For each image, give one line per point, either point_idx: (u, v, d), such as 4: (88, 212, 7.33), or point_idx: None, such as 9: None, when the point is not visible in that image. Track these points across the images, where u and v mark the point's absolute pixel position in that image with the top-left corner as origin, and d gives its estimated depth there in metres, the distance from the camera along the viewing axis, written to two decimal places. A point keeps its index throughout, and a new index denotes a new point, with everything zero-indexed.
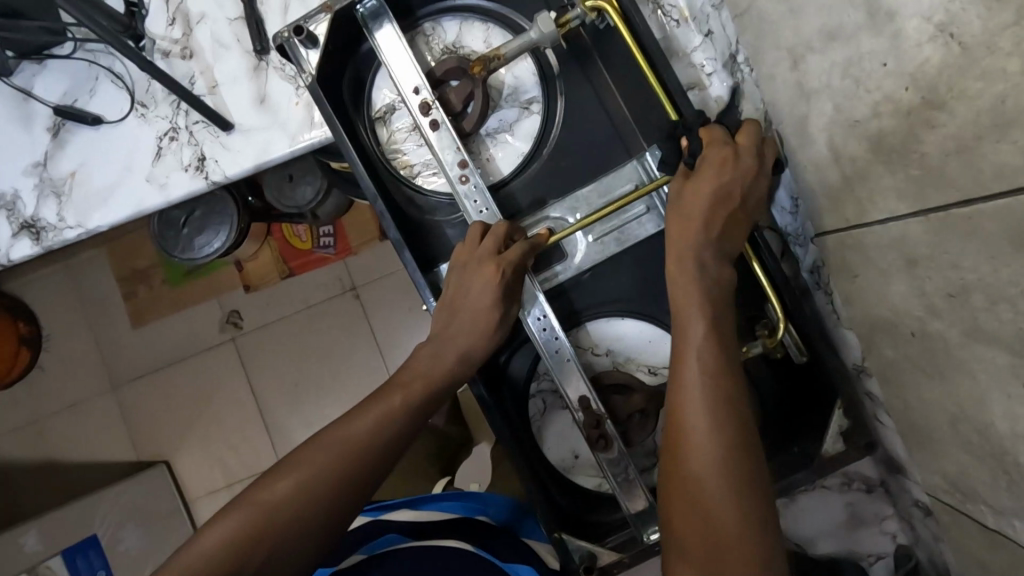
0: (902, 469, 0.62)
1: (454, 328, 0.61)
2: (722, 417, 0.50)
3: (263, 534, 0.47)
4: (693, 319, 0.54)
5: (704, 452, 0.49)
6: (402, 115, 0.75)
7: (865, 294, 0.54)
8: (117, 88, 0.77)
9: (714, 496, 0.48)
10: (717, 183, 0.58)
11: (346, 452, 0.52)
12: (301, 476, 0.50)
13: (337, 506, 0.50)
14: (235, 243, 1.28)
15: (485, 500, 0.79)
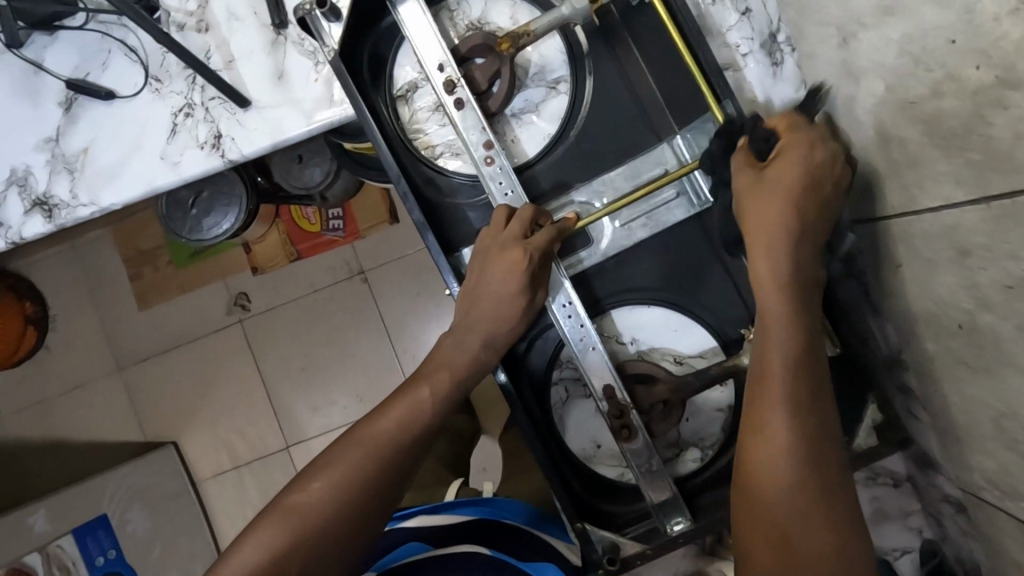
0: (935, 465, 0.61)
1: (477, 314, 0.59)
2: (808, 422, 0.49)
3: (301, 540, 0.46)
4: (781, 318, 0.52)
5: (788, 453, 0.48)
6: (425, 94, 0.72)
7: (909, 285, 0.53)
8: (130, 62, 0.74)
9: (787, 497, 0.47)
10: (800, 168, 0.52)
11: (377, 448, 0.51)
12: (335, 478, 0.49)
13: (373, 503, 0.49)
14: (243, 225, 1.27)
15: (503, 505, 0.81)
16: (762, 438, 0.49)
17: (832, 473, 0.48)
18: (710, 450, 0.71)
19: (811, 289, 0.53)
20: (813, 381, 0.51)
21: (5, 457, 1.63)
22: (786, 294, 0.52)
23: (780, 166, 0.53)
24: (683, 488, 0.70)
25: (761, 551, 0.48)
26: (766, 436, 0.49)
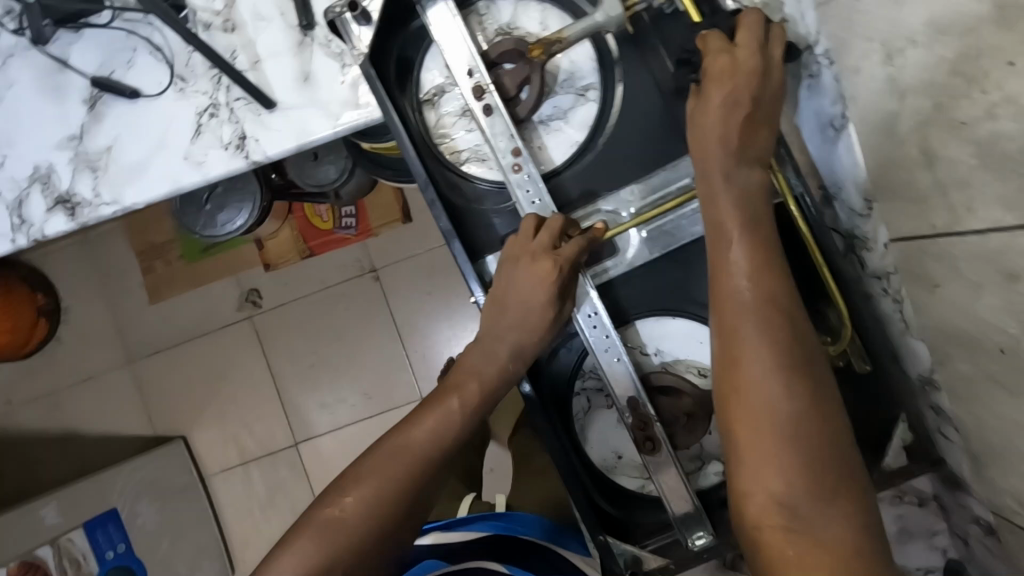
0: (965, 486, 0.60)
1: (504, 325, 0.58)
2: (785, 375, 0.48)
3: (338, 553, 0.47)
4: (738, 278, 0.52)
5: (753, 343, 0.50)
6: (452, 98, 0.72)
7: (946, 306, 0.52)
8: (156, 61, 0.74)
9: (760, 384, 0.48)
10: (727, 91, 0.57)
11: (409, 462, 0.51)
12: (368, 493, 0.49)
13: (405, 516, 0.50)
14: (257, 221, 1.27)
15: (517, 518, 0.80)
16: (731, 340, 0.51)
17: (805, 371, 0.49)
18: None
19: (769, 232, 0.55)
20: (789, 331, 0.50)
21: (16, 447, 1.64)
22: (738, 236, 0.54)
23: (708, 118, 0.57)
24: (705, 501, 0.69)
25: (745, 444, 0.48)
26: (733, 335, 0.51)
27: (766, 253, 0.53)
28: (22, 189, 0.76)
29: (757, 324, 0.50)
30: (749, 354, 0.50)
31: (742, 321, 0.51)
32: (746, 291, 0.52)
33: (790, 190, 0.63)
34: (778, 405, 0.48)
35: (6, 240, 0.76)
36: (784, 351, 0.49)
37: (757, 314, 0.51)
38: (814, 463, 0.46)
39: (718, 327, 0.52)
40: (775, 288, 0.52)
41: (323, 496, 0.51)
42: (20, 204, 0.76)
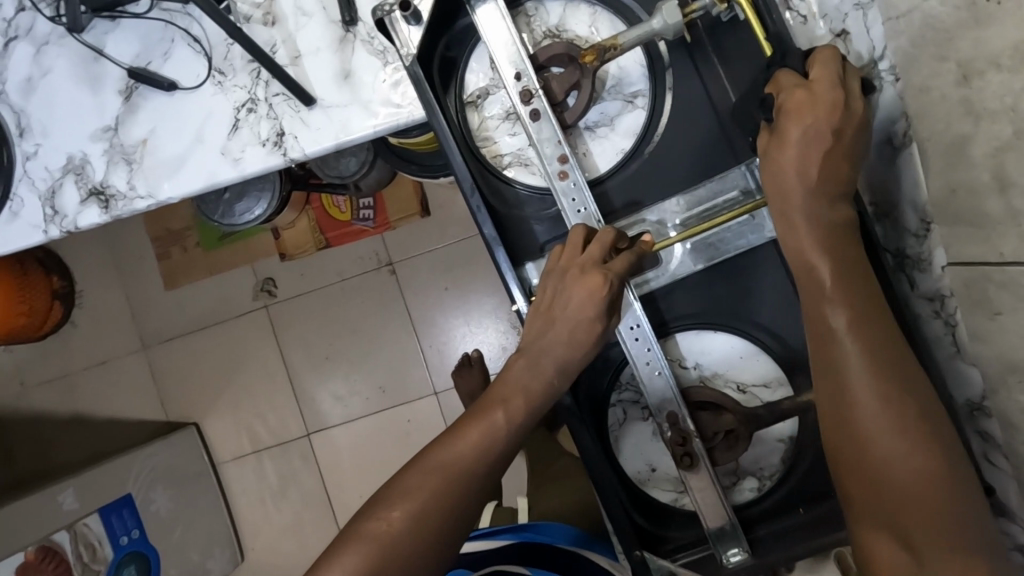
0: (1010, 513, 0.59)
1: (550, 338, 0.58)
2: (927, 497, 0.46)
3: (385, 567, 0.47)
4: (843, 348, 0.51)
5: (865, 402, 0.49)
6: (496, 101, 0.70)
7: (1007, 334, 0.51)
8: (194, 53, 0.72)
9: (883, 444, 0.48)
10: (806, 125, 0.52)
11: (454, 475, 0.51)
12: (414, 507, 0.49)
13: (450, 530, 0.49)
14: (276, 211, 1.25)
15: (542, 527, 0.80)
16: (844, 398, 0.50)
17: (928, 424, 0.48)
18: (768, 481, 0.70)
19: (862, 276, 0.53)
20: (891, 357, 0.50)
21: (29, 428, 1.64)
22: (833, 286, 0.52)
23: (787, 145, 0.53)
24: (741, 516, 0.69)
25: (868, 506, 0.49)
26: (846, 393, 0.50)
27: (869, 311, 0.51)
28: (55, 179, 0.75)
29: (892, 448, 0.47)
30: (884, 475, 0.48)
31: (871, 442, 0.48)
32: (872, 414, 0.48)
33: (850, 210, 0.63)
34: (902, 484, 0.47)
35: (38, 231, 0.75)
36: (921, 470, 0.47)
37: (888, 435, 0.48)
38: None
39: (826, 382, 0.51)
40: (882, 348, 0.50)
41: (367, 508, 0.51)
42: (53, 194, 0.75)
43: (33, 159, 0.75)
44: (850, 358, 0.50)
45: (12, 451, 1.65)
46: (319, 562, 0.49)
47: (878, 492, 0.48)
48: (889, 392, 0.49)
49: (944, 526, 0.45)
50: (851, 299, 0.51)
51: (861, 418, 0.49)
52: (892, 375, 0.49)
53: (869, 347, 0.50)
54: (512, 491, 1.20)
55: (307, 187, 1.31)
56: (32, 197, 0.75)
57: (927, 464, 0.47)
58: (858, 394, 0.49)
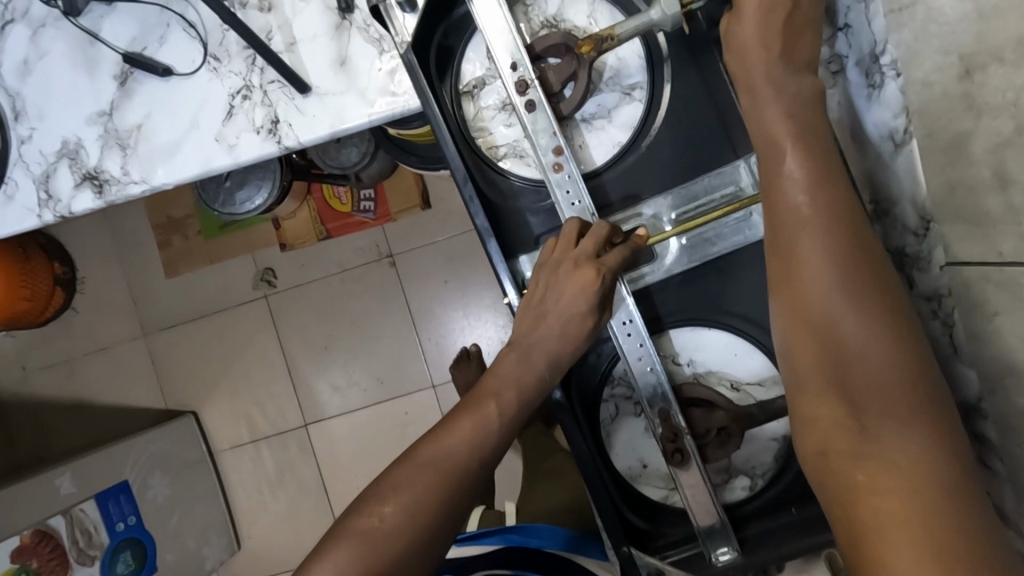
0: (1004, 518, 0.58)
1: (541, 332, 0.57)
2: (875, 356, 0.47)
3: (377, 567, 0.44)
4: (809, 243, 0.51)
5: (826, 291, 0.50)
6: (492, 91, 0.69)
7: (1004, 337, 0.50)
8: (189, 38, 0.72)
9: (845, 329, 0.49)
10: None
11: (449, 470, 0.49)
12: (408, 503, 0.46)
13: (445, 527, 0.47)
14: (276, 200, 1.25)
15: (529, 530, 0.78)
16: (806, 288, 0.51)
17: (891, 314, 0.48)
18: (760, 480, 0.69)
19: (834, 175, 0.52)
20: (857, 251, 0.50)
21: (30, 413, 1.65)
22: (801, 181, 0.52)
23: (769, 115, 0.55)
24: (733, 515, 0.68)
25: (822, 392, 0.50)
26: (807, 284, 0.51)
27: (837, 210, 0.51)
28: (49, 163, 0.74)
29: (839, 306, 0.49)
30: (839, 349, 0.49)
31: (823, 306, 0.50)
32: (822, 279, 0.50)
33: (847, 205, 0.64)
34: (861, 371, 0.48)
35: (32, 215, 0.75)
36: (873, 331, 0.48)
37: (840, 299, 0.49)
38: (910, 434, 0.45)
39: (789, 276, 0.52)
40: (849, 243, 0.50)
41: (355, 508, 0.48)
42: (47, 178, 0.74)
43: (28, 142, 0.75)
44: (806, 227, 0.51)
45: (12, 435, 1.66)
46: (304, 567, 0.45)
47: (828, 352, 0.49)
48: (841, 260, 0.50)
49: (901, 409, 0.46)
50: (806, 166, 0.53)
51: (814, 284, 0.50)
52: (847, 243, 0.50)
53: (825, 218, 0.51)
54: (506, 485, 1.20)
55: (308, 177, 1.30)
56: (27, 180, 0.75)
57: (879, 324, 0.48)
58: (811, 261, 0.51)
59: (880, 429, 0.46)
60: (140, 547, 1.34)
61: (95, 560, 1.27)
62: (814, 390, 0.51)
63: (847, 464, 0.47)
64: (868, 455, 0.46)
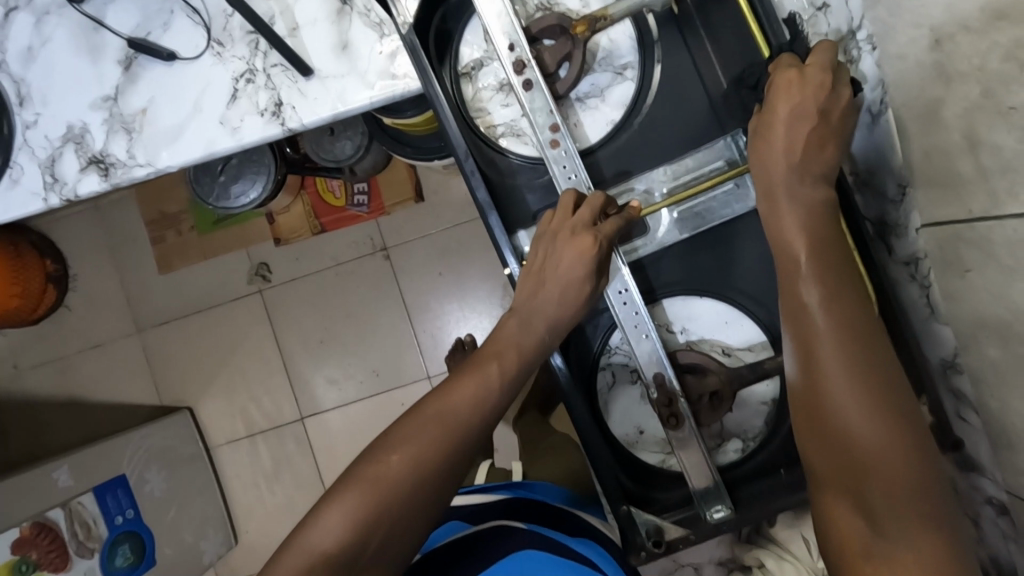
0: (978, 468, 0.62)
1: (541, 300, 0.60)
2: (884, 455, 0.48)
3: (384, 512, 0.46)
4: (822, 345, 0.52)
5: (841, 394, 0.50)
6: (489, 73, 0.72)
7: (975, 291, 0.54)
8: (193, 24, 0.74)
9: (861, 430, 0.49)
10: (793, 105, 0.58)
11: (454, 424, 0.51)
12: (414, 453, 0.49)
13: (448, 478, 0.50)
14: (271, 195, 1.27)
15: (536, 488, 0.84)
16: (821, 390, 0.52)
17: (906, 419, 0.49)
18: (752, 442, 0.72)
19: (844, 268, 0.55)
20: (870, 355, 0.51)
21: (21, 412, 1.64)
22: (812, 279, 0.54)
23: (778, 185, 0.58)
24: (727, 476, 0.71)
25: (837, 491, 0.51)
26: (824, 387, 0.51)
27: (849, 310, 0.53)
28: (54, 148, 0.76)
29: (852, 409, 0.50)
30: (852, 450, 0.49)
31: (833, 404, 0.51)
32: (836, 380, 0.51)
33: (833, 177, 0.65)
34: (877, 476, 0.48)
35: (37, 199, 0.76)
36: (883, 433, 0.48)
37: (850, 399, 0.50)
38: (919, 540, 0.46)
39: (805, 377, 0.53)
40: (861, 345, 0.52)
41: (364, 457, 0.50)
42: (52, 162, 0.76)
43: (33, 127, 0.76)
44: (816, 325, 0.53)
45: (5, 433, 1.65)
46: (312, 511, 0.47)
47: (837, 452, 0.50)
48: (852, 362, 0.51)
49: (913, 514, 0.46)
50: (816, 264, 0.55)
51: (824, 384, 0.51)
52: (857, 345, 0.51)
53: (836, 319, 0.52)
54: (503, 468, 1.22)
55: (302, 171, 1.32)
56: (32, 165, 0.76)
57: (892, 428, 0.48)
58: (824, 363, 0.52)
59: (892, 533, 0.47)
60: (139, 541, 1.33)
61: (94, 553, 1.26)
62: (829, 488, 0.51)
63: (859, 559, 0.48)
64: (879, 555, 0.47)
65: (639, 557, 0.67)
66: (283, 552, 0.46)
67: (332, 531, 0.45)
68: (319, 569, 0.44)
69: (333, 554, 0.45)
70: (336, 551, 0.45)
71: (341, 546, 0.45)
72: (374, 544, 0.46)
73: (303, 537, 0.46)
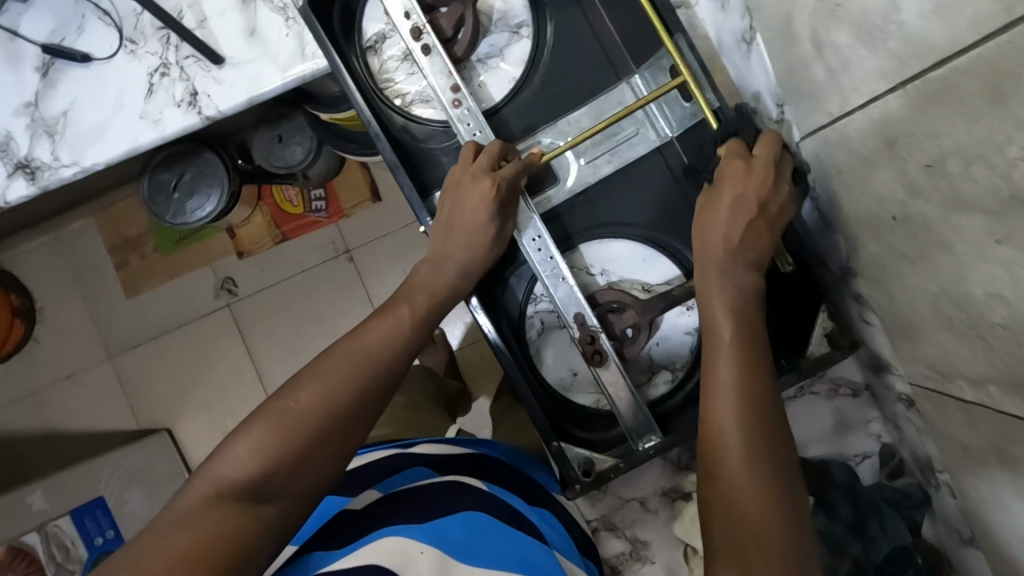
0: (888, 366, 0.66)
1: (451, 247, 0.63)
2: (766, 513, 0.48)
3: (290, 444, 0.47)
4: (726, 404, 0.53)
5: (736, 450, 0.51)
6: (393, 44, 0.75)
7: (850, 189, 0.56)
8: (105, 25, 0.76)
9: (749, 487, 0.49)
10: (735, 194, 0.61)
11: (365, 363, 0.53)
12: (322, 389, 0.50)
13: (359, 419, 0.51)
14: (227, 209, 1.23)
15: (490, 443, 0.78)
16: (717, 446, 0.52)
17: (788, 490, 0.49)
18: (682, 371, 0.74)
19: (759, 334, 0.57)
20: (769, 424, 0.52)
21: None
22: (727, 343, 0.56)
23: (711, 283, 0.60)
24: (658, 409, 0.74)
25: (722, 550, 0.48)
26: (720, 442, 0.52)
27: (758, 377, 0.54)
28: None
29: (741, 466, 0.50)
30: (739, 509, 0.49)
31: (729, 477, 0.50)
32: (732, 434, 0.52)
33: (707, 106, 0.65)
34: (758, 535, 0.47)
35: None
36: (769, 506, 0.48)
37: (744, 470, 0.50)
38: None
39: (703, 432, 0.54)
40: (763, 414, 0.53)
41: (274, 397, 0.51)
42: None
43: None
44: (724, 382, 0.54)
45: None
46: (219, 447, 0.48)
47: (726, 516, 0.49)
48: (751, 423, 0.52)
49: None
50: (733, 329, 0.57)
51: (724, 450, 0.51)
52: (757, 421, 0.52)
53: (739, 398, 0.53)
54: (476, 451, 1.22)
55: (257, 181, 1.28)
56: None
57: (776, 493, 0.49)
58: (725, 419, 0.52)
59: None
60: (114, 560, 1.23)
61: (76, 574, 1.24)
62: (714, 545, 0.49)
63: None
64: None
65: (574, 491, 0.70)
66: (189, 484, 0.46)
67: (239, 462, 0.46)
68: (226, 495, 0.45)
69: (236, 486, 0.45)
70: (242, 479, 0.46)
71: (247, 474, 0.46)
72: (279, 480, 0.47)
73: (212, 468, 0.46)
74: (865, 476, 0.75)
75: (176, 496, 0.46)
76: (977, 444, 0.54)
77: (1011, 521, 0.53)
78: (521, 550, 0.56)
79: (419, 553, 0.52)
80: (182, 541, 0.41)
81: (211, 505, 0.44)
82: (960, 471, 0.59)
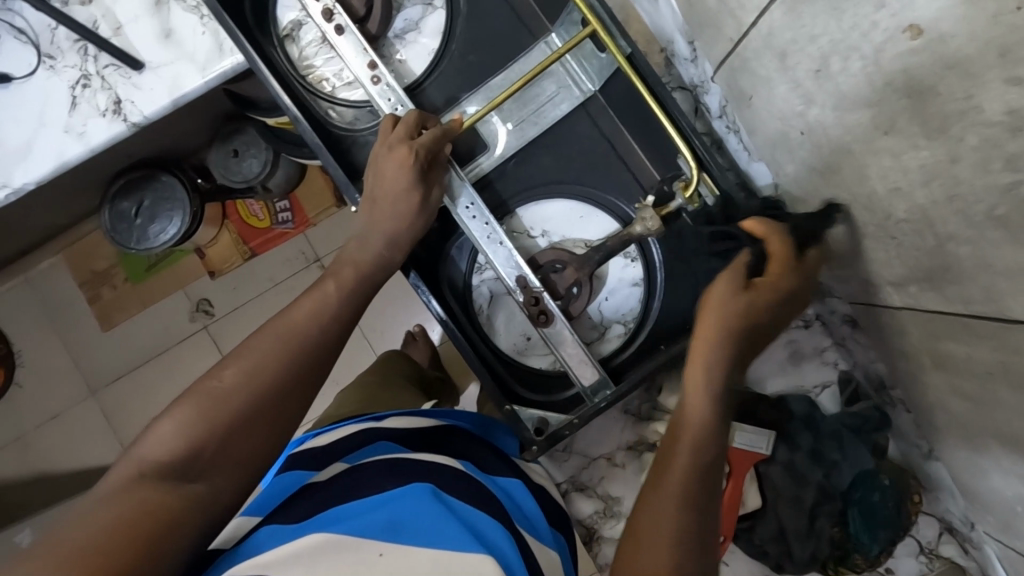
0: (828, 290, 0.66)
1: (378, 217, 0.63)
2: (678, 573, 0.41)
3: (217, 420, 0.47)
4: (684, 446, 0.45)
5: (682, 495, 0.43)
6: (309, 30, 0.76)
7: (758, 115, 0.57)
8: (21, 43, 0.76)
9: (677, 539, 0.42)
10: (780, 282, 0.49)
11: (295, 335, 0.53)
12: (247, 365, 0.50)
13: (291, 394, 0.50)
14: (193, 230, 1.16)
15: (457, 413, 0.77)
16: (663, 484, 0.44)
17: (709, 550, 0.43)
18: (631, 324, 0.74)
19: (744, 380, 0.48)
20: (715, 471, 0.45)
21: None
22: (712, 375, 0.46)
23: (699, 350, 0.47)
24: (610, 364, 0.74)
25: None
26: (665, 489, 0.44)
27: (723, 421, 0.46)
28: None
29: (674, 519, 0.43)
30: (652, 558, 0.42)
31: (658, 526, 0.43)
32: (678, 474, 0.44)
33: (619, 53, 0.65)
34: None
35: None
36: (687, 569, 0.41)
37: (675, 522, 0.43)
38: None
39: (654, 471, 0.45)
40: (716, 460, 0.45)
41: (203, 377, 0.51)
42: None
43: None
44: (691, 424, 0.46)
45: None
46: (146, 429, 0.47)
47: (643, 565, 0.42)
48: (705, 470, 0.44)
49: None
50: (721, 364, 0.46)
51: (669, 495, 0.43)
52: (708, 469, 0.44)
53: (693, 492, 0.43)
54: None
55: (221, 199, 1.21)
56: None
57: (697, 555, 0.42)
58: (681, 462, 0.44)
59: None
60: None
61: None
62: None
63: None
64: None
65: (532, 452, 0.71)
66: (116, 467, 0.46)
67: (165, 442, 0.46)
68: (149, 475, 0.45)
69: (161, 467, 0.45)
70: (165, 458, 0.45)
71: (174, 452, 0.45)
72: (207, 458, 0.46)
73: (137, 450, 0.46)
74: (826, 406, 0.76)
75: (102, 481, 0.46)
76: (913, 350, 0.54)
77: (955, 420, 0.53)
78: (481, 529, 0.51)
79: (376, 556, 0.45)
80: (91, 520, 0.41)
81: (134, 487, 0.44)
82: (905, 380, 0.59)
